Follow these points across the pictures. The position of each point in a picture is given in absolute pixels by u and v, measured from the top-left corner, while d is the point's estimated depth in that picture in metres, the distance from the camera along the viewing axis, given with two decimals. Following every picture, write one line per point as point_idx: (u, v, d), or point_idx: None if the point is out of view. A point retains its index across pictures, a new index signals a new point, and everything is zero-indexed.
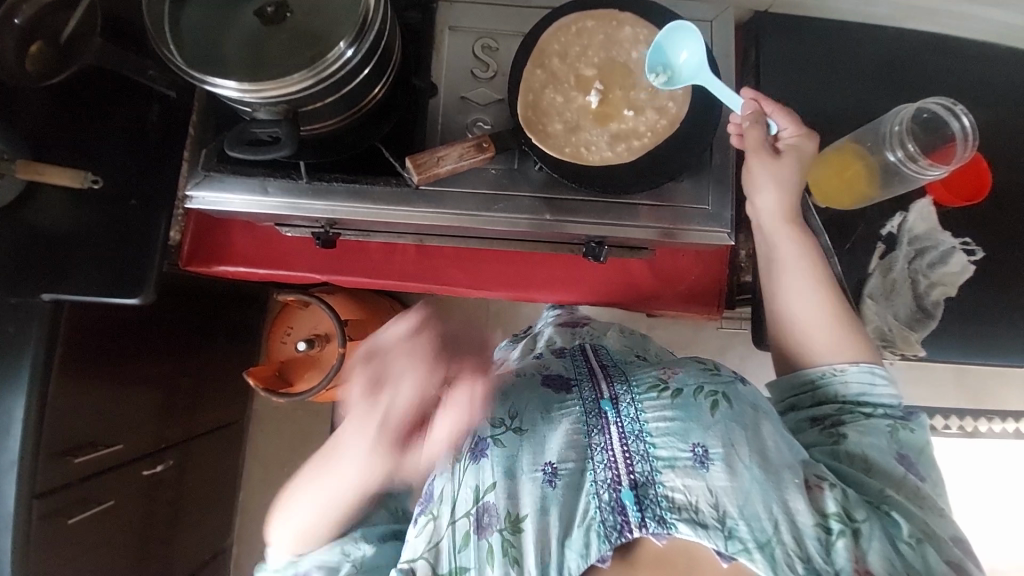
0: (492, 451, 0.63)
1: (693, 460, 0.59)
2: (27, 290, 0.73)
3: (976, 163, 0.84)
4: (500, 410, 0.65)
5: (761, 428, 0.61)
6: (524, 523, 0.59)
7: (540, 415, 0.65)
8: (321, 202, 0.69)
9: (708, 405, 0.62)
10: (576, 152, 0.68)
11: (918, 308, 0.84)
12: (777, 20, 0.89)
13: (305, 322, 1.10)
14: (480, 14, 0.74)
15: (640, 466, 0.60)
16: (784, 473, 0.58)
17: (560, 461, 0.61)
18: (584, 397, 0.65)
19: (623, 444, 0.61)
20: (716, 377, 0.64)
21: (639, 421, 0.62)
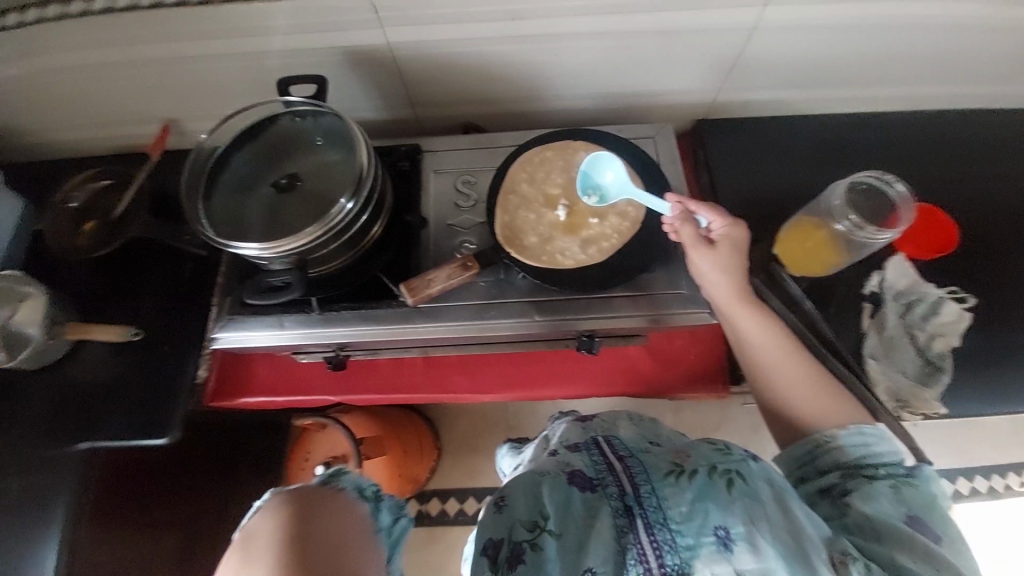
0: (528, 558, 0.57)
1: (717, 544, 0.54)
2: (67, 441, 0.80)
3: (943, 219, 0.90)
4: (529, 512, 0.61)
5: (784, 501, 0.57)
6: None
7: (567, 514, 0.60)
8: (332, 329, 0.77)
9: (724, 483, 0.58)
10: (553, 259, 0.76)
11: (925, 362, 0.84)
12: (717, 124, 1.03)
13: (322, 445, 1.12)
14: (459, 157, 0.88)
15: (672, 557, 0.54)
16: (808, 547, 0.54)
17: (601, 565, 0.54)
18: (609, 492, 0.62)
19: (653, 534, 0.56)
20: (727, 456, 0.62)
21: (662, 508, 0.58)
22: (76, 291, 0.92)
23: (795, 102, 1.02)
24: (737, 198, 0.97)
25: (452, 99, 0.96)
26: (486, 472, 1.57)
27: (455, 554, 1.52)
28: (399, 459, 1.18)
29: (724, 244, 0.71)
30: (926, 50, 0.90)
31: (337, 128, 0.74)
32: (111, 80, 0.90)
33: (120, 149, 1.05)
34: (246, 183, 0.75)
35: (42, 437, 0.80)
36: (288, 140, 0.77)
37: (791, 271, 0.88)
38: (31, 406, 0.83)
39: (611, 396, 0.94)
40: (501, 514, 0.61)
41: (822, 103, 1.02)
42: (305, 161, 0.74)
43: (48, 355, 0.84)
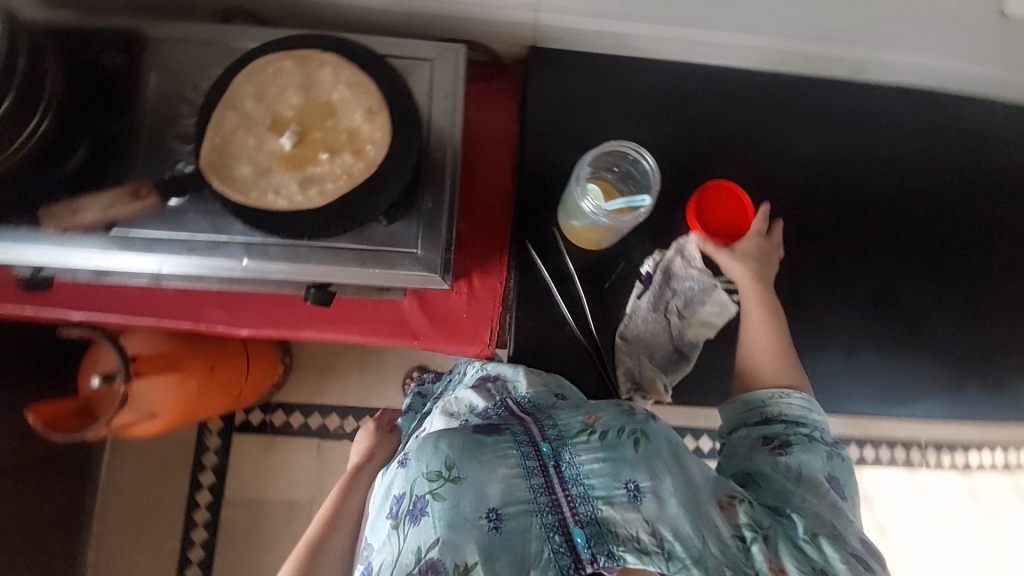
0: (431, 508, 0.56)
1: (627, 494, 0.57)
2: None
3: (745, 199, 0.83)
4: (436, 460, 0.58)
5: (681, 458, 0.61)
6: (474, 574, 0.52)
7: (477, 459, 0.59)
8: (6, 247, 0.67)
9: (629, 444, 0.60)
10: (262, 197, 0.66)
11: (675, 349, 0.82)
12: (547, 54, 0.87)
13: (106, 357, 1.06)
14: (187, 52, 0.71)
15: (584, 507, 0.57)
16: (698, 491, 0.59)
17: (503, 504, 0.56)
18: (518, 439, 0.62)
19: (564, 486, 0.58)
20: (632, 417, 0.63)
21: (575, 463, 0.60)
22: None
23: (635, 40, 0.87)
24: (543, 147, 0.86)
25: None
26: (335, 389, 1.60)
27: (295, 460, 1.58)
28: (197, 379, 1.14)
29: (759, 239, 0.82)
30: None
31: None
32: None
33: None
34: None
35: None
36: None
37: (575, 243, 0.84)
38: None
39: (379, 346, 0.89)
40: (401, 468, 0.60)
41: (666, 47, 0.87)
42: None
43: None
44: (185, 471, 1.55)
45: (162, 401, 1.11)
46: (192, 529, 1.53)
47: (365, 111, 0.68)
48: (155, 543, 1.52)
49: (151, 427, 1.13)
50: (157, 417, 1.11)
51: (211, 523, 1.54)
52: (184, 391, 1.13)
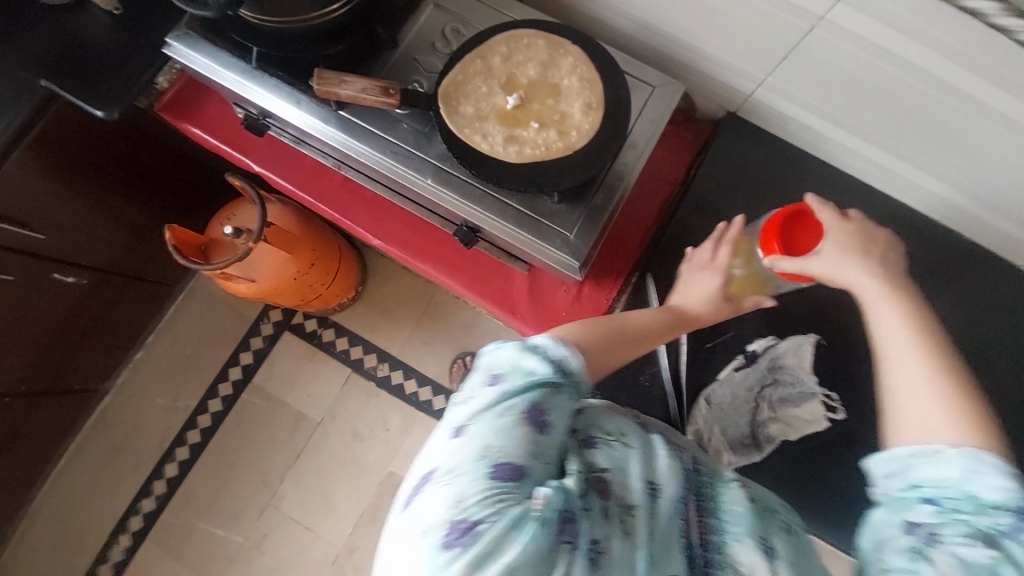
0: (602, 447, 0.57)
1: (762, 549, 0.58)
2: (35, 71, 0.95)
3: (806, 244, 0.67)
4: (611, 422, 0.60)
5: (801, 547, 0.63)
6: (638, 515, 0.53)
7: (642, 437, 0.61)
8: (257, 90, 0.80)
9: (774, 524, 0.62)
10: (471, 135, 0.75)
11: (751, 436, 0.82)
12: (742, 125, 0.93)
13: (243, 214, 1.19)
14: (465, 6, 0.84)
15: (716, 537, 0.58)
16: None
17: (663, 483, 0.58)
18: (679, 452, 0.64)
19: (704, 514, 0.59)
20: (779, 510, 0.66)
21: (717, 498, 0.62)
22: None
23: (833, 147, 0.89)
24: (703, 200, 0.90)
25: None
26: (386, 336, 1.65)
27: (324, 380, 1.63)
28: (298, 266, 1.24)
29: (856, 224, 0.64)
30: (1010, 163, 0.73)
31: None
32: None
33: None
34: None
35: (39, 68, 0.95)
36: None
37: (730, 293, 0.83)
38: (33, 39, 0.97)
39: (475, 304, 0.94)
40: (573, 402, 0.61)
41: (861, 165, 0.89)
42: None
43: None
44: (231, 342, 1.64)
45: (262, 270, 1.20)
46: (212, 395, 1.61)
47: (583, 103, 0.76)
48: (177, 392, 1.61)
49: (242, 288, 1.23)
50: (253, 283, 1.21)
51: (230, 398, 1.62)
52: (283, 269, 1.22)
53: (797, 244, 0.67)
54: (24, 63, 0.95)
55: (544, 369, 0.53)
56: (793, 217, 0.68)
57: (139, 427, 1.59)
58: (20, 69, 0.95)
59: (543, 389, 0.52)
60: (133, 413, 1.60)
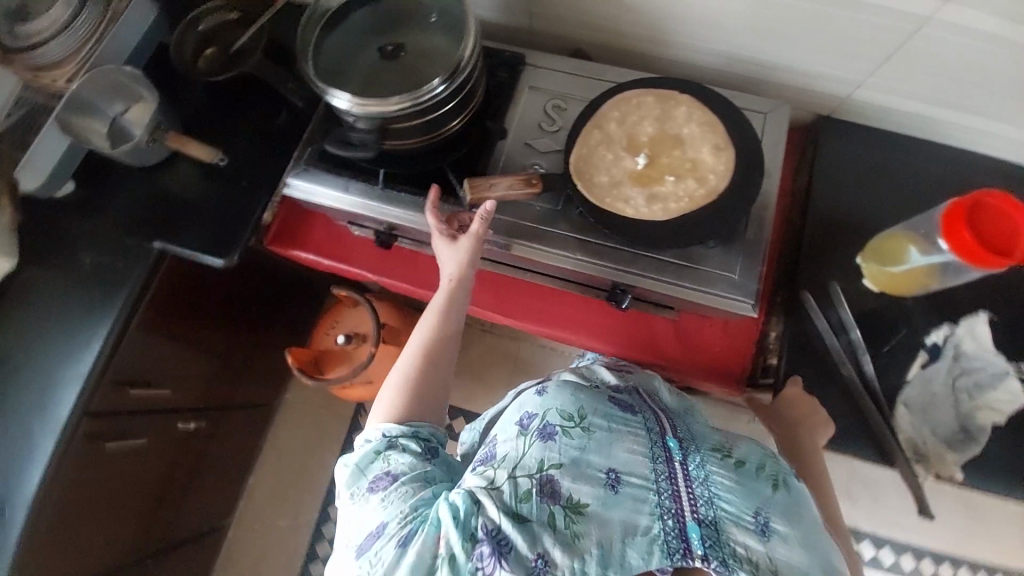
0: (558, 439, 0.62)
1: (756, 526, 0.59)
2: (140, 236, 0.92)
3: (1008, 246, 0.66)
4: (571, 407, 0.66)
5: (803, 518, 0.64)
6: (587, 515, 0.57)
7: (606, 424, 0.65)
8: (389, 208, 0.80)
9: (770, 482, 0.66)
10: (614, 204, 0.75)
11: (962, 429, 0.80)
12: (839, 124, 0.93)
13: (349, 320, 1.20)
14: (557, 80, 0.86)
15: (707, 508, 0.59)
16: (806, 524, 0.63)
17: (626, 471, 0.61)
18: (650, 426, 0.67)
19: (689, 484, 0.61)
20: (775, 463, 0.69)
21: (705, 469, 0.63)
22: (179, 107, 0.98)
23: (939, 123, 0.89)
24: (828, 205, 0.90)
25: (570, 19, 0.91)
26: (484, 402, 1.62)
27: None
28: None
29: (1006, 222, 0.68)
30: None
31: (453, 12, 0.72)
32: None
33: None
34: (354, 40, 0.74)
35: (145, 230, 0.92)
36: (405, 10, 0.75)
37: (872, 283, 0.85)
38: (129, 202, 0.94)
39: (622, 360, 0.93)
40: (540, 397, 0.68)
41: (972, 134, 0.88)
42: (415, 35, 0.73)
43: (149, 156, 0.93)
44: (335, 446, 1.62)
45: (379, 370, 1.20)
46: (330, 504, 1.58)
47: (711, 146, 0.76)
48: (296, 509, 1.58)
49: (362, 391, 1.22)
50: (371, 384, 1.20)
51: None
52: None
53: (1000, 246, 0.66)
54: (126, 231, 0.92)
55: (389, 443, 0.65)
56: (977, 215, 0.68)
57: (267, 554, 1.55)
58: (129, 238, 0.92)
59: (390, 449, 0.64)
60: (259, 541, 1.56)
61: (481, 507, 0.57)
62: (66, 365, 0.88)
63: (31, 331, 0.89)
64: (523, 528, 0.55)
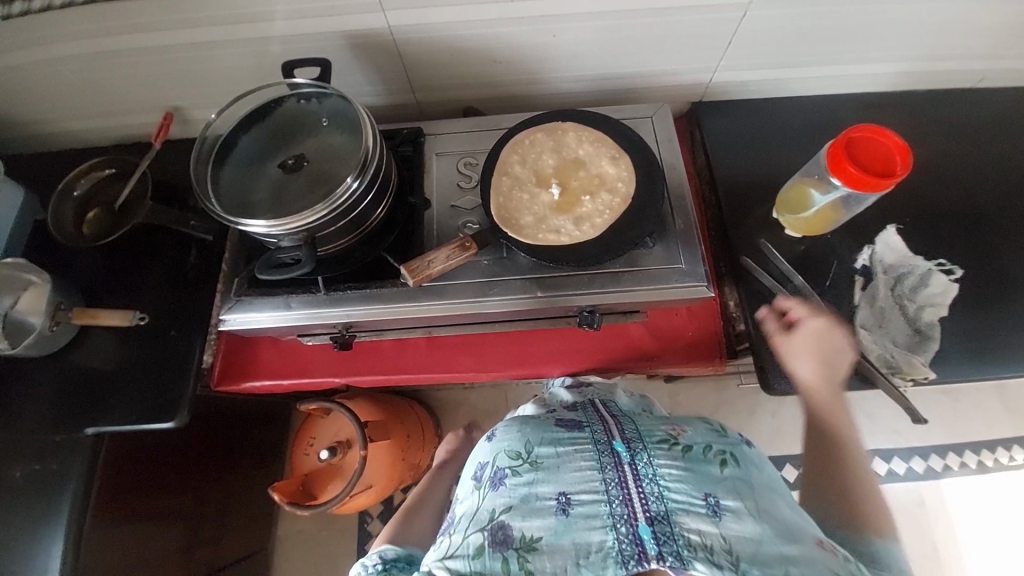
0: (509, 480, 0.61)
1: (707, 508, 0.54)
2: (73, 426, 0.82)
3: (892, 166, 0.75)
4: (518, 445, 0.64)
5: (771, 493, 0.59)
6: (539, 548, 0.54)
7: (555, 450, 0.62)
8: (338, 309, 0.78)
9: (718, 462, 0.60)
10: (548, 237, 0.78)
11: (915, 332, 0.87)
12: (714, 105, 1.03)
13: (328, 430, 1.13)
14: (459, 140, 0.89)
15: (657, 503, 0.54)
16: (769, 500, 0.58)
17: (576, 494, 0.57)
18: (596, 436, 0.63)
19: (638, 484, 0.56)
20: (722, 438, 0.65)
21: (652, 464, 0.59)
22: (77, 278, 0.91)
23: (791, 82, 1.02)
24: (732, 175, 0.98)
25: (451, 83, 0.96)
26: None
27: None
28: (402, 446, 1.18)
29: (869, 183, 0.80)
30: (933, 17, 0.88)
31: (344, 109, 0.73)
32: (102, 68, 0.88)
33: (116, 140, 1.04)
34: (251, 161, 0.73)
35: (71, 418, 0.83)
36: (293, 120, 0.75)
37: (791, 231, 0.92)
38: (44, 394, 0.85)
39: (609, 373, 0.94)
40: (490, 442, 0.68)
41: (819, 84, 1.02)
42: (311, 140, 0.73)
43: (56, 340, 0.85)
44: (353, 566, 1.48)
45: (374, 470, 1.14)
46: None
47: (610, 158, 0.82)
48: None
49: (363, 498, 1.15)
50: (372, 488, 1.13)
51: None
52: (392, 458, 1.16)
53: (883, 170, 0.75)
54: (52, 426, 0.83)
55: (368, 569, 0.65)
56: (854, 150, 0.77)
57: None
58: (54, 433, 0.82)
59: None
60: None
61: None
62: None
63: None
64: None
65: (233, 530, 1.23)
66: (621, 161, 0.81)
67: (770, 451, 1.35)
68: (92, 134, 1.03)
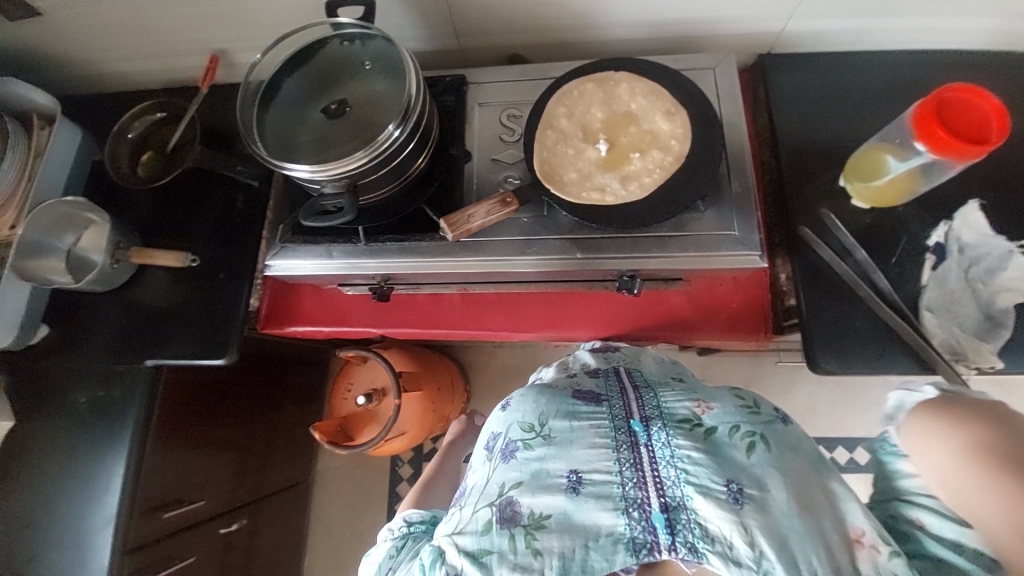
0: (520, 453, 0.64)
1: (728, 495, 0.57)
2: (133, 357, 0.88)
3: (988, 133, 0.66)
4: (531, 417, 0.67)
5: (798, 479, 0.60)
6: (547, 525, 0.58)
7: (570, 426, 0.65)
8: (378, 260, 0.78)
9: (742, 446, 0.62)
10: (592, 196, 0.74)
11: (985, 318, 0.81)
12: (782, 57, 0.94)
13: (364, 377, 1.17)
14: (504, 90, 0.85)
15: (674, 490, 0.58)
16: (798, 488, 0.59)
17: (588, 473, 0.60)
18: (614, 413, 0.66)
19: (655, 468, 0.59)
20: (757, 418, 0.65)
21: (670, 446, 0.61)
22: (134, 219, 0.95)
23: (875, 31, 0.91)
24: (796, 136, 0.90)
25: (497, 27, 0.90)
26: None
27: None
28: (434, 397, 1.22)
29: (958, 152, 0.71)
30: None
31: (386, 52, 0.70)
32: (152, 6, 0.88)
33: (165, 82, 1.05)
34: (296, 105, 0.73)
35: (131, 349, 0.89)
36: (338, 63, 0.73)
37: (857, 203, 0.86)
38: (108, 327, 0.91)
39: (646, 340, 0.92)
40: (505, 412, 0.70)
41: (908, 34, 0.90)
42: (356, 85, 0.71)
43: (117, 277, 0.90)
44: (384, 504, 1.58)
45: (407, 418, 1.18)
46: None
47: (664, 113, 0.76)
48: None
49: (396, 444, 1.20)
50: (404, 434, 1.18)
51: None
52: (423, 408, 1.20)
53: (975, 137, 0.67)
54: (115, 355, 0.89)
55: (410, 520, 0.75)
56: (944, 112, 0.69)
57: None
58: (118, 362, 0.88)
59: (405, 536, 0.73)
60: None
61: (445, 556, 0.60)
62: (91, 511, 0.85)
63: (54, 481, 0.86)
64: (487, 558, 0.57)
65: (277, 462, 1.32)
66: (676, 116, 0.75)
67: (803, 430, 1.32)
68: (143, 75, 1.04)
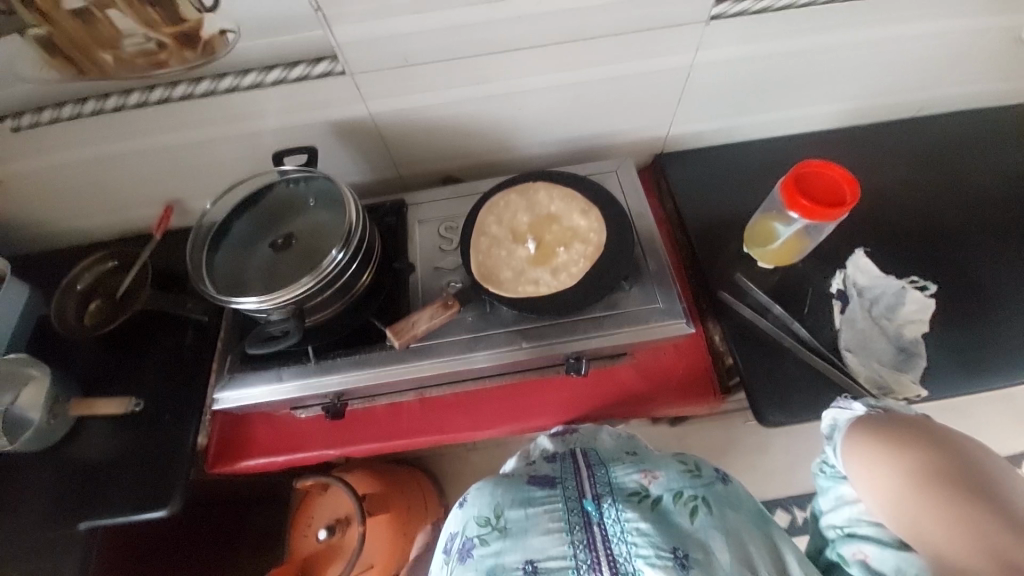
0: (475, 551, 0.62)
1: (676, 563, 0.56)
2: (62, 522, 0.80)
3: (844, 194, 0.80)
4: (486, 510, 0.65)
5: (742, 539, 0.60)
6: None
7: (524, 513, 0.64)
8: (329, 377, 0.79)
9: (687, 511, 0.62)
10: (528, 289, 0.81)
11: (899, 350, 0.89)
12: (674, 155, 1.11)
13: (326, 508, 1.09)
14: (439, 207, 0.95)
15: (625, 567, 0.57)
16: (742, 551, 0.59)
17: (542, 563, 0.59)
18: (567, 494, 0.65)
19: (607, 547, 0.59)
20: (700, 481, 0.67)
21: (621, 520, 0.61)
22: (75, 369, 0.93)
23: (743, 129, 1.10)
24: (699, 216, 1.03)
25: (429, 156, 1.03)
26: None
27: None
28: (404, 518, 1.14)
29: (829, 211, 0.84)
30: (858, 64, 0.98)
31: (328, 189, 0.79)
32: (109, 170, 0.96)
33: (118, 234, 1.10)
34: (245, 242, 0.78)
35: (60, 514, 0.81)
36: (285, 203, 0.81)
37: (763, 265, 0.96)
38: (36, 490, 0.83)
39: (605, 420, 0.93)
40: (462, 510, 0.68)
41: (768, 128, 1.10)
42: (302, 219, 0.79)
43: (52, 434, 0.85)
44: None
45: (375, 548, 1.09)
46: None
47: (580, 210, 0.87)
48: None
49: None
50: (373, 568, 1.08)
51: None
52: (393, 532, 1.11)
53: (835, 199, 0.80)
54: (40, 523, 0.80)
55: None
56: (805, 184, 0.82)
57: None
58: (43, 531, 0.80)
59: None
60: None
61: None
62: None
63: None
64: None
65: None
66: (590, 211, 0.86)
67: (786, 490, 1.30)
68: (96, 230, 1.09)
